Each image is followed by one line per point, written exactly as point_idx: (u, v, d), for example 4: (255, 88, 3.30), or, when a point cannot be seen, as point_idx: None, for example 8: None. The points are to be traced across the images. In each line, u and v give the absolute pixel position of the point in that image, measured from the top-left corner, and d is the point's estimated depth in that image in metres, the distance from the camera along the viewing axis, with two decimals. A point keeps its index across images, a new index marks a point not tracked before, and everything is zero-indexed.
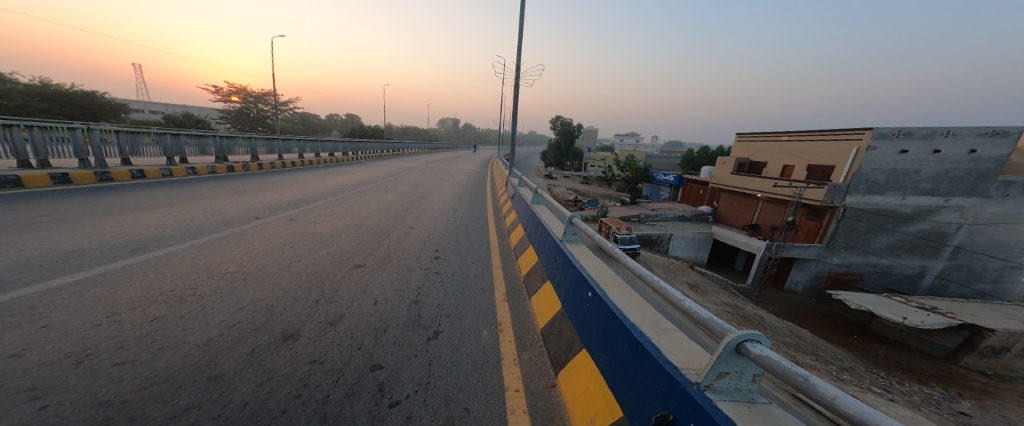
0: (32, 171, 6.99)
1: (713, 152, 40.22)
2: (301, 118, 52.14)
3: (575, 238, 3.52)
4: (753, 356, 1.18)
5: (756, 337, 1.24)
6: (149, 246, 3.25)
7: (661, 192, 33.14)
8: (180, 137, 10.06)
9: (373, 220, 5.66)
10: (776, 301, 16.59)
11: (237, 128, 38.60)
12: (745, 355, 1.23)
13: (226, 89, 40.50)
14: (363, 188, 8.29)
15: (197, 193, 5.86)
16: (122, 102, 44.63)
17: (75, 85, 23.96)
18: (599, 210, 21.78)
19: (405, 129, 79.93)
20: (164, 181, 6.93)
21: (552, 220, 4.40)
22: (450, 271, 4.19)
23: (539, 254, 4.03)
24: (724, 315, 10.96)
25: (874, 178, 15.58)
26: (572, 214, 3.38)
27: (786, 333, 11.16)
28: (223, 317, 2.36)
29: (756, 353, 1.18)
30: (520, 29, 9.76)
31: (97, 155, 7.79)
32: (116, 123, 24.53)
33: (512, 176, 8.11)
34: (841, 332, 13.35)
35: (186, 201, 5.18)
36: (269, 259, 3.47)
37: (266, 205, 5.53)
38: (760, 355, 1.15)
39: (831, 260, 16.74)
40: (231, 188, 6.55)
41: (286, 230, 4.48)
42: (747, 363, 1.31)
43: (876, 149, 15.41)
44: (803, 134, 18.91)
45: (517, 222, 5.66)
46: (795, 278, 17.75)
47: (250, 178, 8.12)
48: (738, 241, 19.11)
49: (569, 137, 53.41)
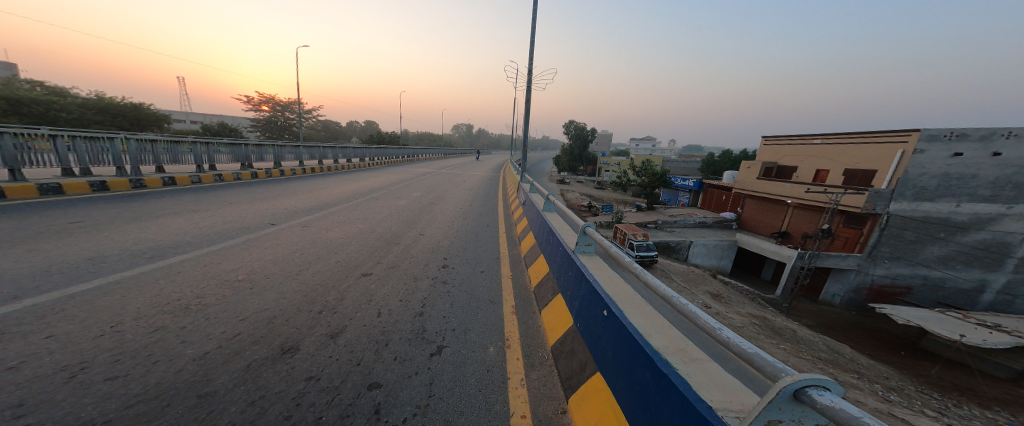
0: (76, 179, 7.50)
1: (736, 156, 38.59)
2: (325, 125, 54.46)
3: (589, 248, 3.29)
4: (817, 406, 0.94)
5: (822, 382, 0.99)
6: (166, 253, 3.34)
7: (681, 197, 32.03)
8: (209, 145, 10.58)
9: (385, 227, 5.66)
10: (809, 313, 15.44)
11: (266, 136, 40.82)
12: (806, 404, 0.98)
13: (257, 99, 42.90)
14: (377, 194, 8.40)
15: (219, 199, 6.09)
16: (166, 113, 48.26)
17: (125, 97, 26.05)
18: (616, 216, 21.21)
19: (423, 135, 81.88)
20: (189, 187, 7.28)
21: (564, 229, 4.19)
22: (458, 281, 4.07)
23: (550, 265, 3.83)
24: (752, 327, 10.24)
25: (922, 183, 14.35)
26: (585, 223, 3.16)
27: (821, 348, 10.27)
28: (224, 328, 2.32)
29: (822, 403, 0.93)
30: (533, 34, 9.68)
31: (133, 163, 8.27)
32: (158, 132, 26.43)
33: (524, 181, 8.00)
34: (885, 349, 12.19)
35: (207, 207, 5.37)
36: (278, 267, 3.48)
37: (283, 212, 5.65)
38: (829, 407, 0.90)
39: (872, 271, 15.45)
40: (251, 195, 6.78)
41: (298, 237, 4.53)
42: (809, 412, 1.06)
43: (925, 151, 14.27)
44: (839, 137, 17.88)
45: (528, 230, 5.50)
46: (830, 290, 16.57)
47: (270, 185, 8.41)
48: (767, 249, 18.03)
49: (585, 142, 52.83)
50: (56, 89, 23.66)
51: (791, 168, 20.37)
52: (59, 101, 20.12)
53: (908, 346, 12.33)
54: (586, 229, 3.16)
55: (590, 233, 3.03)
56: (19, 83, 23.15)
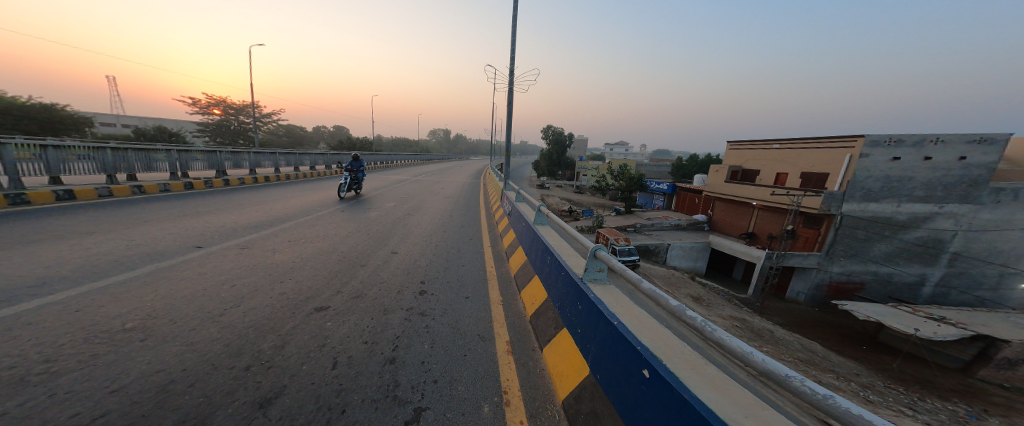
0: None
1: (703, 161, 40.55)
2: (286, 130, 51.10)
3: (601, 276, 2.71)
4: None
5: None
6: (18, 296, 2.37)
7: (654, 200, 32.94)
8: (125, 152, 8.88)
9: (349, 244, 4.82)
10: (778, 311, 16.07)
11: (216, 141, 37.25)
12: None
13: (206, 101, 39.06)
14: (342, 205, 7.45)
15: (135, 215, 4.94)
16: (90, 115, 42.78)
17: (34, 98, 22.47)
18: (594, 220, 21.19)
19: (395, 141, 79.43)
20: (100, 201, 6.00)
21: (563, 249, 3.62)
22: (439, 312, 3.37)
23: (550, 292, 3.21)
24: (735, 330, 10.27)
25: (869, 185, 15.47)
26: (596, 245, 2.60)
27: (798, 348, 10.48)
28: (78, 409, 1.54)
29: None
30: (513, 31, 9.13)
31: (9, 174, 6.60)
32: (79, 138, 23.10)
33: (509, 189, 7.47)
34: (849, 344, 12.80)
35: (112, 227, 4.26)
36: (194, 307, 2.61)
37: (219, 230, 4.65)
38: None
39: (831, 268, 16.29)
40: (180, 209, 5.64)
41: (236, 262, 3.62)
42: None
43: (869, 156, 15.39)
44: (794, 142, 19.07)
45: (517, 244, 4.92)
46: (795, 288, 17.38)
47: (212, 197, 7.23)
48: (737, 250, 18.71)
49: (561, 147, 53.12)
50: None
51: (754, 172, 21.47)
52: None
53: (868, 340, 13.08)
54: (597, 252, 2.58)
55: (602, 256, 2.45)
56: None
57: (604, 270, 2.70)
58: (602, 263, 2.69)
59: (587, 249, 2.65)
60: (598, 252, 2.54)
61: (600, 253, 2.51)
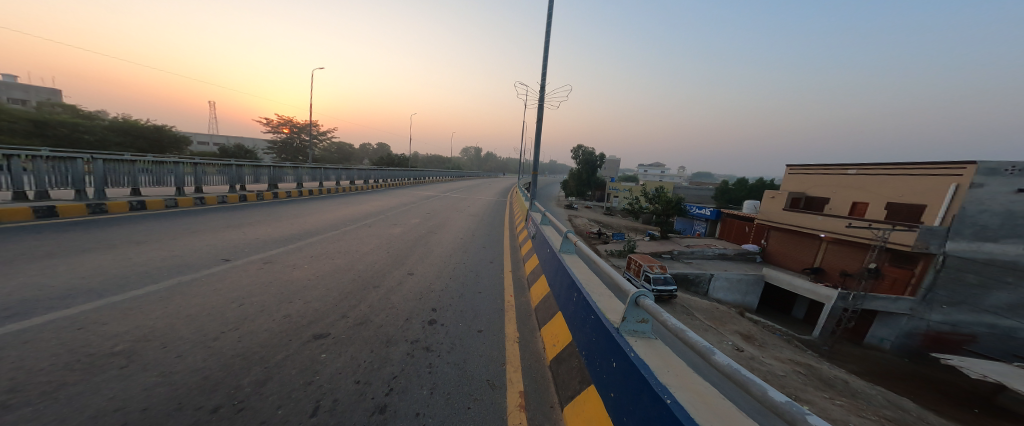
0: (26, 201, 6.84)
1: (753, 185, 37.12)
2: (340, 147, 56.16)
3: (645, 328, 2.09)
4: None
5: None
6: (38, 310, 2.46)
7: (697, 226, 30.44)
8: (193, 166, 9.96)
9: (367, 262, 4.72)
10: (852, 357, 13.24)
11: (281, 157, 41.84)
12: None
13: (276, 122, 44.31)
14: (371, 221, 7.59)
15: (184, 225, 5.34)
16: (188, 134, 50.65)
17: (146, 120, 26.95)
18: (629, 244, 19.79)
19: (434, 158, 83.45)
20: (157, 211, 6.63)
21: (593, 285, 3.07)
22: (445, 348, 2.99)
23: (577, 336, 2.68)
24: (797, 377, 8.47)
25: (983, 222, 12.65)
26: (637, 288, 2.02)
27: (884, 404, 8.35)
28: None
29: None
30: (546, 50, 8.96)
31: (96, 185, 7.65)
32: (177, 154, 27.24)
33: (534, 210, 7.10)
34: (952, 404, 9.98)
35: (159, 237, 4.58)
36: (191, 330, 2.51)
37: (251, 242, 4.82)
38: None
39: (927, 316, 13.36)
40: (226, 220, 6.05)
41: (253, 278, 3.59)
42: None
43: (984, 186, 12.79)
44: (874, 167, 16.68)
45: (540, 272, 4.45)
46: (876, 334, 14.41)
47: (257, 208, 7.77)
48: (800, 286, 16.25)
49: (595, 166, 52.06)
50: (85, 113, 24.80)
51: (821, 200, 18.98)
52: (84, 124, 20.93)
53: (979, 399, 10.13)
54: (639, 297, 2.01)
55: (646, 306, 1.87)
56: (53, 107, 24.77)
57: (648, 321, 2.09)
58: (646, 312, 2.08)
59: (625, 293, 2.08)
60: (641, 299, 1.97)
61: (643, 300, 1.94)
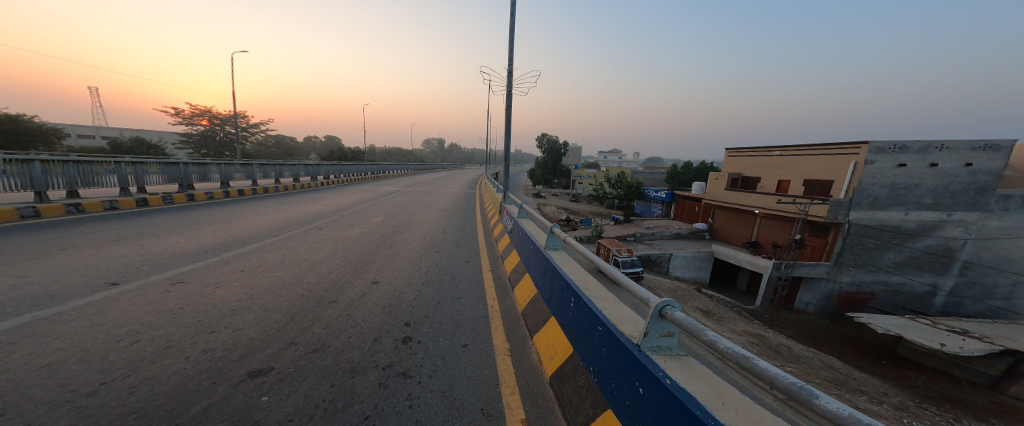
0: None
1: (697, 168, 40.49)
2: (277, 140, 50.35)
3: (670, 343, 1.81)
4: None
5: None
6: None
7: (653, 209, 32.46)
8: (57, 163, 7.79)
9: (321, 273, 3.95)
10: (789, 323, 15.09)
11: (200, 153, 36.00)
12: None
13: (190, 112, 38.03)
14: (322, 222, 6.59)
15: (56, 241, 4.04)
16: (70, 127, 41.50)
17: (3, 110, 21.41)
18: (593, 229, 20.32)
19: (388, 151, 78.60)
20: (9, 225, 5.01)
21: (592, 289, 2.76)
22: (427, 372, 2.48)
23: (582, 350, 2.34)
24: (752, 347, 9.30)
25: (875, 193, 14.95)
26: (661, 298, 1.73)
27: (820, 366, 9.51)
28: None
29: None
30: (512, 28, 8.27)
31: None
32: (48, 151, 22.00)
33: (508, 201, 6.67)
34: (868, 359, 11.80)
35: (7, 258, 3.34)
36: (41, 385, 1.66)
37: (156, 258, 3.75)
38: None
39: (840, 278, 15.63)
40: (121, 231, 4.74)
41: (156, 305, 2.68)
42: None
43: (874, 162, 14.96)
44: (795, 148, 18.74)
45: (524, 271, 4.07)
46: (804, 298, 16.55)
47: (167, 214, 6.31)
48: (742, 260, 18.02)
49: (556, 155, 52.99)
50: None
51: (755, 179, 21.05)
52: None
53: (886, 353, 12.20)
54: (663, 308, 1.72)
55: (674, 318, 1.59)
56: None
57: (674, 334, 1.80)
58: (672, 324, 1.80)
59: (647, 304, 1.77)
60: (668, 310, 1.68)
61: (670, 312, 1.65)
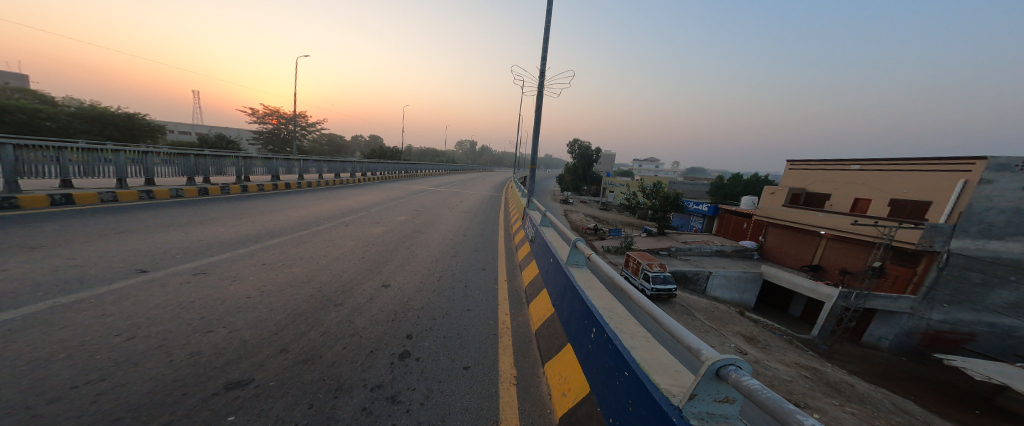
0: None
1: (747, 181, 36.96)
2: (330, 139, 54.93)
3: (728, 411, 1.32)
4: None
5: None
6: None
7: (693, 223, 30.07)
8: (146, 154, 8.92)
9: (335, 271, 3.92)
10: (853, 357, 12.82)
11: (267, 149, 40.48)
12: None
13: (262, 112, 42.87)
14: (350, 218, 6.76)
15: (115, 225, 4.46)
16: (170, 123, 48.77)
17: (121, 108, 25.76)
18: (625, 240, 19.09)
19: (428, 152, 82.10)
20: (89, 207, 5.75)
21: (619, 320, 2.31)
22: (417, 397, 2.19)
23: (600, 394, 1.90)
24: (803, 381, 7.91)
25: (991, 218, 11.99)
26: (721, 354, 1.25)
27: (895, 411, 7.86)
28: None
29: None
30: (547, 26, 7.88)
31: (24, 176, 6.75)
32: (152, 143, 26.01)
33: (532, 207, 6.33)
34: (953, 404, 9.62)
35: (68, 239, 3.70)
36: (18, 385, 1.64)
37: (194, 247, 3.95)
38: None
39: (929, 314, 12.86)
40: (172, 218, 5.16)
41: (168, 298, 2.73)
42: None
43: (993, 181, 12.16)
44: (880, 163, 16.15)
45: (542, 285, 3.69)
46: (875, 332, 14.01)
47: (217, 203, 6.90)
48: (800, 285, 15.77)
49: (589, 161, 51.53)
50: (52, 100, 23.50)
51: (823, 196, 18.46)
52: (46, 110, 19.88)
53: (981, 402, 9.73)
54: (721, 368, 1.24)
55: (741, 385, 1.10)
56: (10, 91, 23.53)
57: (735, 401, 1.31)
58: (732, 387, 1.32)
59: (696, 356, 1.30)
60: (730, 371, 1.20)
61: (734, 374, 1.17)
